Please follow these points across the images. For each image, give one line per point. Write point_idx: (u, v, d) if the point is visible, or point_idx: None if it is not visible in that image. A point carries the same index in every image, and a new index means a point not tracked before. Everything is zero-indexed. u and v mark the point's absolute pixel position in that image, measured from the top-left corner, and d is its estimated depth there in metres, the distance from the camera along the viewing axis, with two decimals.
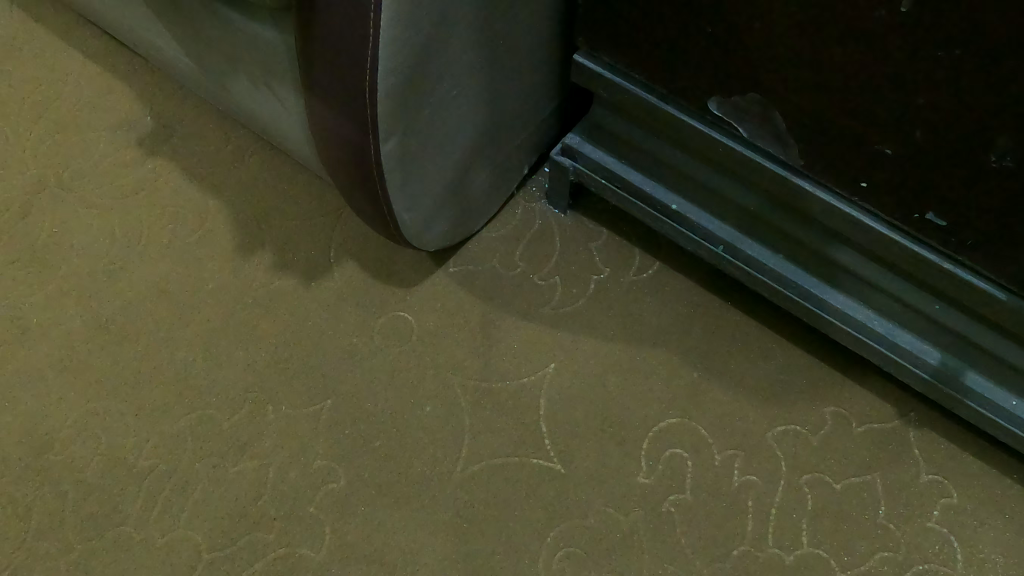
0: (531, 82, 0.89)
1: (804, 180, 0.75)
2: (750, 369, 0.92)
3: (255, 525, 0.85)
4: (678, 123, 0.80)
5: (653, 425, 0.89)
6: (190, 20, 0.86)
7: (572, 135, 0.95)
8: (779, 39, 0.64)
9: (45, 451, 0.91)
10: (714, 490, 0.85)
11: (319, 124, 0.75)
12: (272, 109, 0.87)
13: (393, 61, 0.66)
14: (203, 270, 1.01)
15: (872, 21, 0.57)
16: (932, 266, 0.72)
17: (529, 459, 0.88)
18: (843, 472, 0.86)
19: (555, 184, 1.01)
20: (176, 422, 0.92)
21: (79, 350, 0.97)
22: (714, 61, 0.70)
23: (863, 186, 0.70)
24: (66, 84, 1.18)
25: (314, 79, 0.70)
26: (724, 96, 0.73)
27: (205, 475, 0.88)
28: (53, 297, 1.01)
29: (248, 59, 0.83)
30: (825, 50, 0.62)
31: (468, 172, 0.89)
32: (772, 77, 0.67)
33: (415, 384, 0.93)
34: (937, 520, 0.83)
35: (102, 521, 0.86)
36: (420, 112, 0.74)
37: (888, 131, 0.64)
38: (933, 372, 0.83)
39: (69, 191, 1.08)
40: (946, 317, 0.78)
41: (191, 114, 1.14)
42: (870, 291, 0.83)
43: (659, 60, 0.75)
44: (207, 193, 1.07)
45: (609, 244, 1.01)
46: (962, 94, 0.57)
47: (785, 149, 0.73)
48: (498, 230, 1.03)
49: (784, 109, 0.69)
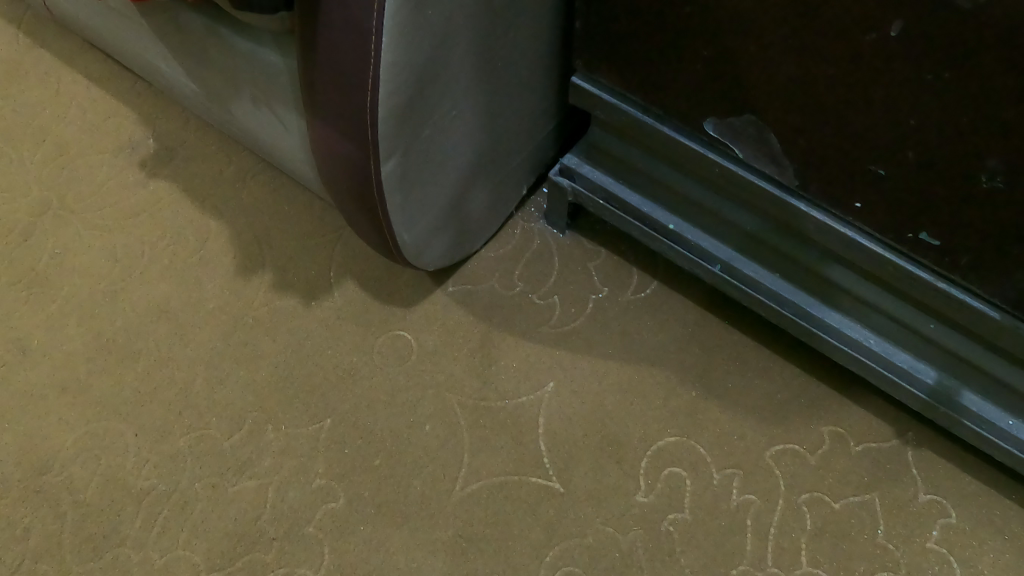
0: (530, 103, 0.90)
1: (799, 201, 0.76)
2: (748, 388, 0.93)
3: (254, 545, 0.85)
4: (675, 144, 0.81)
5: (653, 444, 0.89)
6: (193, 43, 0.87)
7: (571, 156, 0.96)
8: (773, 63, 0.65)
9: (44, 472, 0.91)
10: (713, 510, 0.85)
11: (319, 146, 0.75)
12: (273, 130, 0.88)
13: (394, 83, 0.66)
14: (204, 290, 1.02)
15: (863, 45, 0.59)
16: (926, 286, 0.72)
17: (529, 478, 0.88)
18: (841, 491, 0.86)
19: (554, 204, 1.01)
20: (175, 442, 0.92)
21: (79, 370, 0.97)
22: (709, 84, 0.71)
23: (858, 206, 0.71)
24: (69, 107, 1.19)
25: (315, 101, 0.71)
26: (720, 118, 0.74)
27: (204, 496, 0.88)
28: (53, 317, 1.01)
29: (250, 81, 0.84)
30: (817, 74, 0.63)
31: (467, 191, 0.89)
32: (767, 99, 0.68)
33: (414, 403, 0.93)
34: (937, 540, 0.83)
35: (101, 542, 0.86)
36: (420, 133, 0.75)
37: (882, 152, 0.65)
38: (929, 391, 0.83)
39: (71, 212, 1.09)
40: (941, 336, 0.79)
41: (192, 136, 1.15)
42: (867, 310, 0.83)
43: (656, 82, 0.76)
44: (207, 214, 1.08)
45: (607, 263, 1.02)
46: (954, 116, 0.58)
47: (781, 170, 0.74)
48: (497, 249, 1.04)
49: (779, 131, 0.70)
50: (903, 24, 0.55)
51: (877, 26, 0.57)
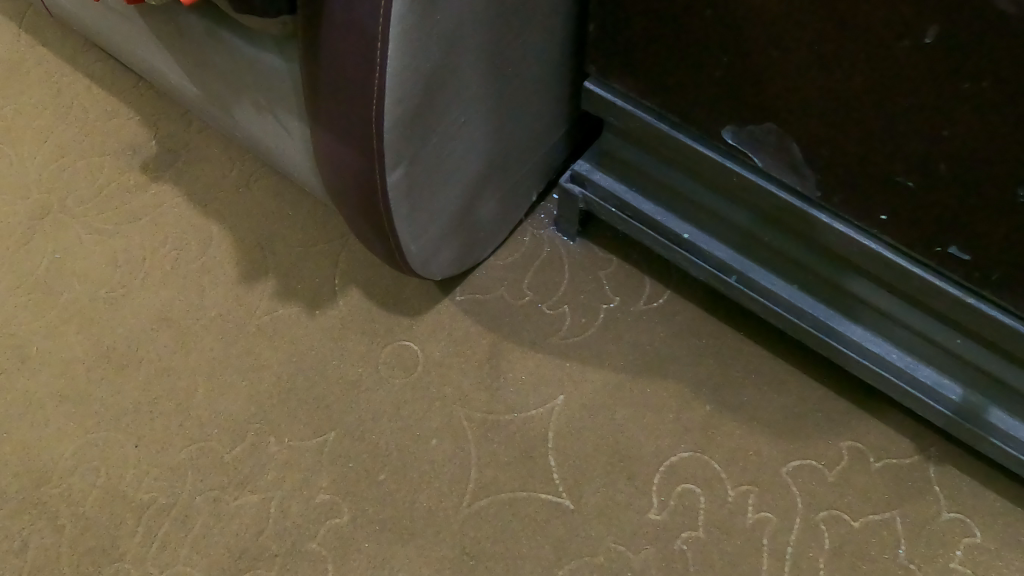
0: (541, 109, 0.88)
1: (821, 212, 0.73)
2: (764, 402, 0.90)
3: (256, 561, 0.83)
4: (690, 152, 0.78)
5: (666, 459, 0.87)
6: (195, 47, 0.85)
7: (581, 163, 0.93)
8: (797, 70, 0.62)
9: (43, 483, 0.89)
10: (728, 528, 0.83)
11: (325, 154, 0.73)
12: (277, 137, 0.86)
13: (401, 89, 0.64)
14: (206, 298, 1.00)
15: (894, 51, 0.56)
16: (953, 300, 0.69)
17: (537, 494, 0.85)
18: (860, 509, 0.83)
19: (564, 211, 0.99)
20: (177, 453, 0.90)
21: (78, 379, 0.95)
22: (728, 91, 0.68)
23: (882, 219, 0.68)
24: (71, 107, 1.17)
25: (320, 109, 0.69)
26: (739, 126, 0.71)
27: (205, 511, 0.86)
28: (53, 323, 0.99)
29: (254, 86, 0.81)
30: (844, 81, 0.60)
31: (475, 199, 0.87)
32: (789, 107, 0.65)
33: (420, 417, 0.91)
34: (961, 560, 0.80)
35: (99, 557, 0.84)
36: (426, 143, 0.72)
37: (911, 164, 0.62)
38: (954, 409, 0.80)
39: (72, 216, 1.07)
40: (968, 351, 0.76)
41: (195, 139, 1.13)
42: (890, 324, 0.81)
43: (672, 89, 0.73)
44: (210, 219, 1.06)
45: (619, 272, 1.00)
46: (990, 127, 0.55)
47: (802, 180, 0.71)
48: (505, 258, 1.01)
49: (800, 141, 0.67)
50: (938, 31, 0.52)
51: (910, 33, 0.54)
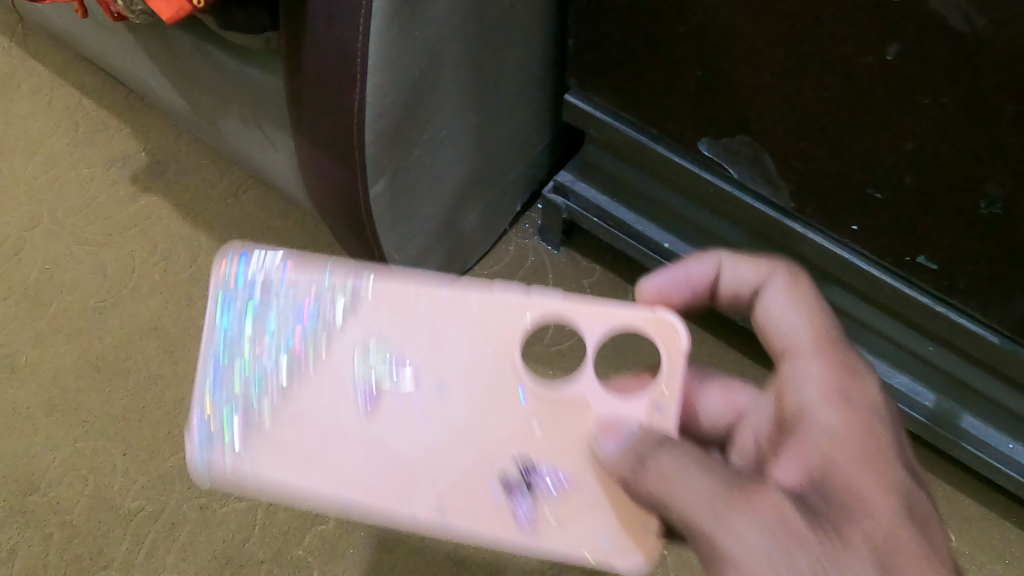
0: (522, 121, 0.89)
1: (796, 223, 0.75)
2: None
3: (243, 567, 0.84)
4: (669, 164, 0.79)
5: None
6: (182, 61, 0.86)
7: (564, 173, 0.95)
8: (767, 85, 0.64)
9: (31, 492, 0.90)
10: None
11: (309, 165, 0.74)
12: (263, 148, 0.87)
13: (381, 104, 0.65)
14: (194, 307, 1.01)
15: (858, 67, 0.57)
16: (924, 309, 0.71)
17: None
18: None
19: (548, 221, 1.00)
20: (164, 462, 0.91)
21: (66, 388, 0.96)
22: (703, 104, 0.70)
23: (854, 229, 0.70)
24: (62, 120, 1.18)
25: (302, 122, 0.70)
26: (715, 138, 0.72)
27: (191, 518, 0.87)
28: (42, 333, 1.00)
29: (240, 98, 0.82)
30: (812, 95, 0.62)
31: (459, 209, 0.88)
32: (761, 120, 0.67)
33: None
34: None
35: (87, 564, 0.86)
36: (408, 155, 0.73)
37: (878, 176, 0.63)
38: (929, 415, 0.82)
39: (62, 227, 1.08)
40: (941, 359, 0.77)
41: (184, 150, 1.14)
42: (865, 332, 0.82)
43: (648, 102, 0.75)
44: (199, 230, 1.07)
45: (602, 282, 1.02)
46: (952, 141, 0.57)
47: (776, 191, 0.72)
48: (491, 267, 1.02)
49: (773, 153, 0.69)
50: (899, 47, 0.54)
51: (873, 49, 0.55)
